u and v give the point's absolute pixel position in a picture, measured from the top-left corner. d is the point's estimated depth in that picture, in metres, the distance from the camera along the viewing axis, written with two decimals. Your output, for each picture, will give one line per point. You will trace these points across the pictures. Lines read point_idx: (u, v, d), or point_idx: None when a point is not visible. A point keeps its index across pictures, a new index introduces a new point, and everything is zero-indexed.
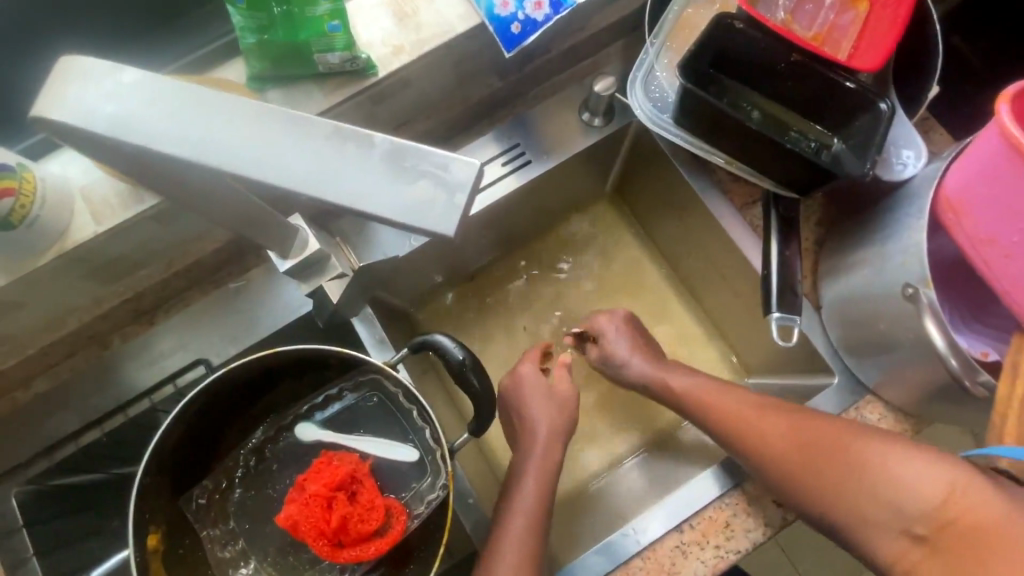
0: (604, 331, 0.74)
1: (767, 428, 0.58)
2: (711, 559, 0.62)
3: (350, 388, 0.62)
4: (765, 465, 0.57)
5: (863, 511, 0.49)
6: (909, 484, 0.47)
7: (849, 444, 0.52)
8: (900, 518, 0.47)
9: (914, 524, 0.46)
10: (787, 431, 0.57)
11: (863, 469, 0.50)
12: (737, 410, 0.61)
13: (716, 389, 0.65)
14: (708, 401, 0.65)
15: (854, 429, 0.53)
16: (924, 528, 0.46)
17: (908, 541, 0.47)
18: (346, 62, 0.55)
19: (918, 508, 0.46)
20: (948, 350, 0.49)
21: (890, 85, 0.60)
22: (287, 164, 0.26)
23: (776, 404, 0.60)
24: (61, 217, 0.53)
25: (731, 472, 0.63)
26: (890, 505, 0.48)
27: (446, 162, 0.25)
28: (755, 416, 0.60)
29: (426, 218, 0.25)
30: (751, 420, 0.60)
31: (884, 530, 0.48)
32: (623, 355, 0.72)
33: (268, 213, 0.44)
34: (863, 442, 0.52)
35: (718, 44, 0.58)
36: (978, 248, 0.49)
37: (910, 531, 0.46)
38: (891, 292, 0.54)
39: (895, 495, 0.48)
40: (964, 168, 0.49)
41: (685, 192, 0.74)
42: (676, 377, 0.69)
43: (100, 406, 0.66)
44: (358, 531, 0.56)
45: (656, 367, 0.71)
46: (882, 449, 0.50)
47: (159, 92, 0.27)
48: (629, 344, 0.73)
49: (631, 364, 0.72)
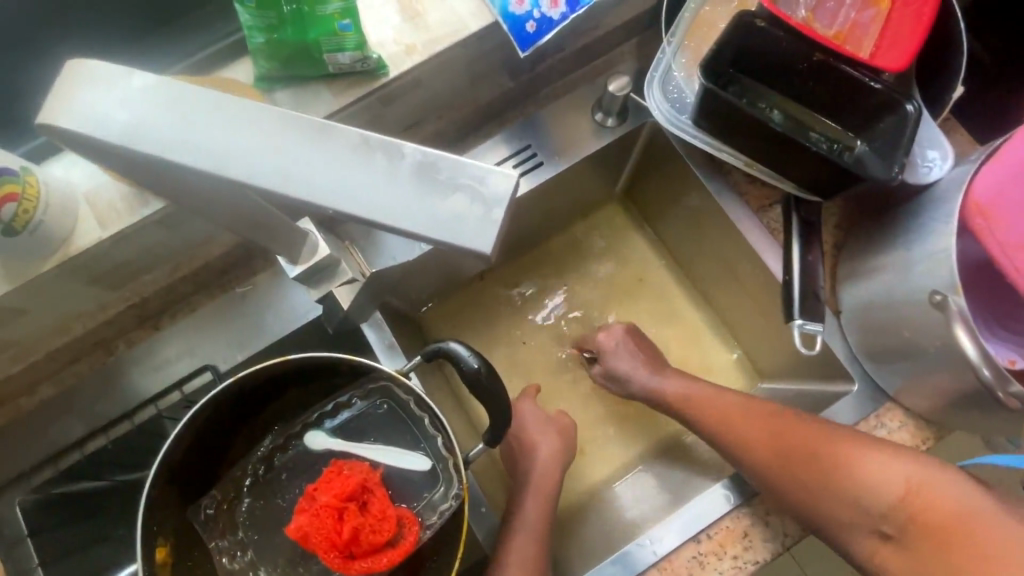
0: (604, 347, 0.74)
1: (760, 442, 0.59)
2: (729, 569, 0.60)
3: (359, 396, 0.60)
4: (754, 475, 0.59)
5: (838, 514, 0.54)
6: (875, 486, 0.52)
7: (820, 450, 0.56)
8: (868, 518, 0.52)
9: (882, 523, 0.52)
10: (770, 440, 0.59)
11: (836, 473, 0.54)
12: (730, 423, 0.63)
13: (711, 405, 0.66)
14: (704, 419, 0.66)
15: (825, 431, 0.57)
16: (891, 527, 0.51)
17: (877, 539, 0.52)
18: (357, 62, 0.53)
19: (883, 509, 0.52)
20: (980, 360, 0.47)
21: (914, 85, 0.59)
22: (312, 176, 0.24)
23: (778, 414, 0.61)
24: (65, 223, 0.51)
25: (738, 488, 0.62)
26: (860, 508, 0.53)
27: (483, 175, 0.24)
28: (753, 433, 0.60)
29: (462, 235, 0.24)
30: (742, 436, 0.61)
31: (856, 530, 0.53)
32: (624, 371, 0.72)
33: (276, 219, 0.42)
34: (834, 446, 0.55)
35: (739, 43, 0.57)
36: (1010, 254, 0.48)
37: (879, 530, 0.52)
38: (917, 299, 0.53)
39: (863, 497, 0.53)
40: (997, 171, 0.48)
41: (700, 193, 0.72)
42: (673, 388, 0.70)
43: (105, 413, 0.65)
44: (370, 543, 0.55)
45: (657, 379, 0.71)
46: (850, 453, 0.54)
47: (170, 97, 0.25)
48: (628, 360, 0.72)
49: (634, 378, 0.72)
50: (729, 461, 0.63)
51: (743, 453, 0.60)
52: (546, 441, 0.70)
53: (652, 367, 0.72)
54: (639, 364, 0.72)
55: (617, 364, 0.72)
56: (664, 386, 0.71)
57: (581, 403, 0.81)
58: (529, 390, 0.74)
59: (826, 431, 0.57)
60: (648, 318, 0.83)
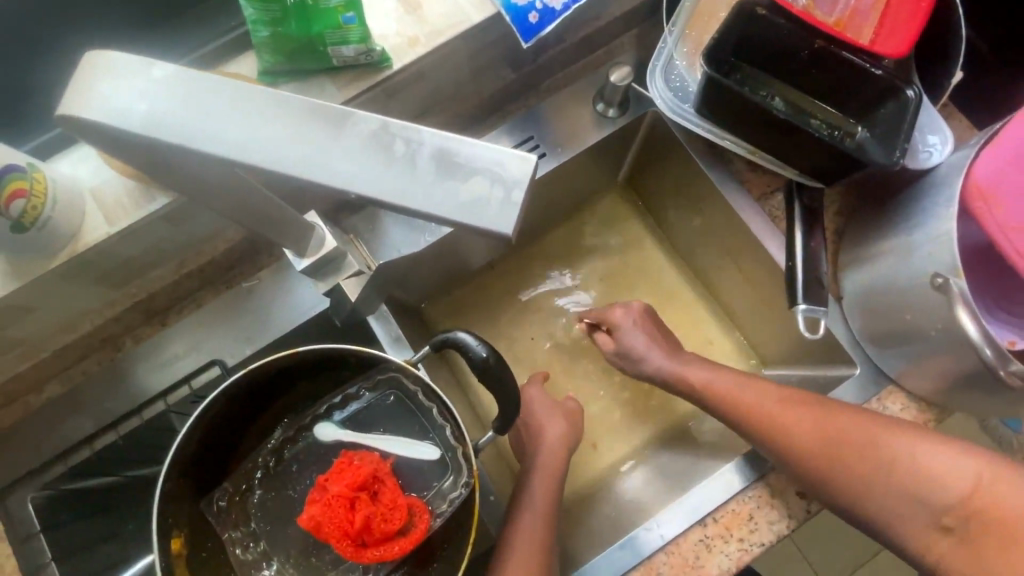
0: (620, 324, 0.74)
1: (793, 423, 0.58)
2: (735, 552, 0.61)
3: (367, 387, 0.61)
4: (790, 461, 0.58)
5: (894, 503, 0.51)
6: (937, 477, 0.49)
7: (871, 438, 0.54)
8: (928, 511, 0.49)
9: (943, 516, 0.49)
10: (812, 427, 0.57)
11: (890, 464, 0.52)
12: (762, 406, 0.61)
13: (723, 387, 0.66)
14: (729, 399, 0.65)
15: (878, 423, 0.55)
16: (953, 519, 0.48)
17: (937, 532, 0.49)
18: (361, 55, 0.53)
19: (946, 502, 0.49)
20: (981, 339, 0.48)
21: (914, 72, 0.59)
22: (332, 163, 0.25)
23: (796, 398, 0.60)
24: (73, 219, 0.51)
25: (756, 463, 0.63)
26: (918, 499, 0.50)
27: (501, 158, 0.24)
28: (766, 409, 0.61)
29: (482, 218, 0.24)
30: (767, 416, 0.60)
31: (914, 521, 0.50)
32: (640, 348, 0.72)
33: (283, 211, 0.44)
34: (890, 436, 0.53)
35: (740, 32, 0.57)
36: (1008, 236, 0.49)
37: (941, 523, 0.49)
38: (918, 282, 0.54)
39: (923, 489, 0.50)
40: (996, 156, 0.50)
41: (701, 181, 0.73)
42: (691, 372, 0.69)
43: (114, 409, 0.65)
44: (382, 531, 0.56)
45: (674, 363, 0.71)
46: (907, 444, 0.52)
47: (189, 86, 0.25)
48: (645, 338, 0.72)
49: (648, 357, 0.72)
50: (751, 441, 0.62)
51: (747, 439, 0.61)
52: (553, 424, 0.71)
53: (667, 350, 0.72)
54: (655, 346, 0.72)
55: (631, 341, 0.73)
56: (683, 369, 0.70)
57: (586, 392, 0.82)
58: (535, 377, 0.76)
59: (881, 423, 0.55)
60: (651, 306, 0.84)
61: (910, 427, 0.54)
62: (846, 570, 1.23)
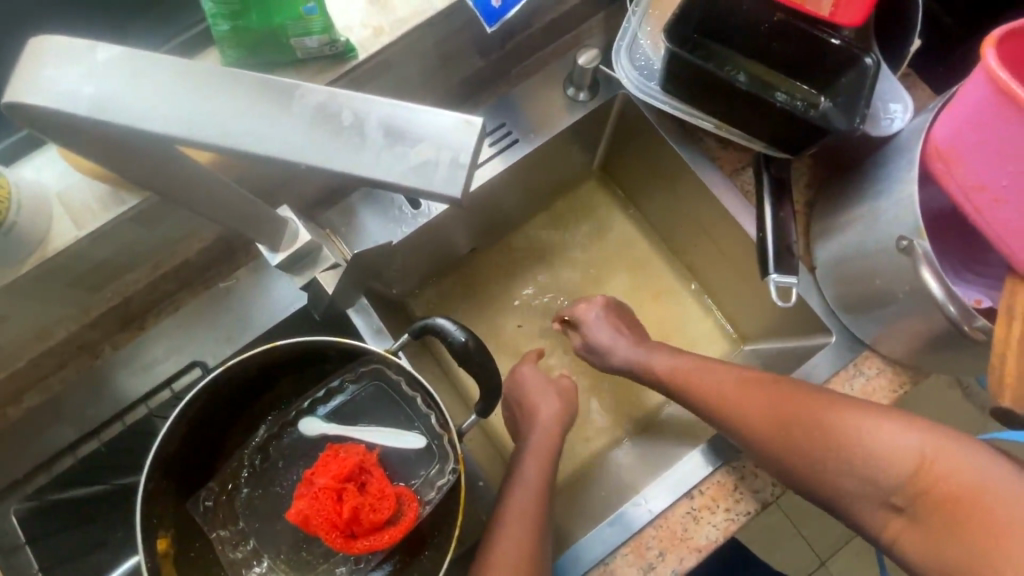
0: (585, 320, 0.75)
1: (755, 414, 0.59)
2: (722, 522, 0.62)
3: (351, 379, 0.61)
4: (752, 448, 0.59)
5: (849, 487, 0.51)
6: (885, 459, 0.49)
7: (828, 418, 0.54)
8: (880, 491, 0.49)
9: (893, 496, 0.48)
10: (769, 410, 0.58)
11: (843, 442, 0.52)
12: (723, 391, 0.62)
13: (702, 376, 0.65)
14: (698, 388, 0.64)
15: (837, 402, 0.54)
16: (902, 499, 0.48)
17: (889, 511, 0.49)
18: (325, 46, 0.53)
19: (896, 482, 0.48)
20: (945, 298, 0.49)
21: (874, 41, 0.60)
22: (281, 134, 0.25)
23: (757, 377, 0.61)
24: (40, 224, 0.50)
25: (722, 447, 0.64)
26: (870, 481, 0.50)
27: (450, 123, 0.25)
28: (738, 397, 0.61)
29: (431, 181, 0.25)
30: (733, 401, 0.61)
31: (868, 503, 0.50)
32: (608, 346, 0.73)
33: (255, 205, 0.44)
34: (840, 413, 0.53)
35: (700, 8, 0.58)
36: (969, 195, 0.49)
37: (891, 503, 0.49)
38: (885, 246, 0.55)
39: (873, 468, 0.50)
40: (954, 115, 0.48)
41: (674, 161, 0.73)
42: (659, 361, 0.70)
43: (95, 416, 0.64)
44: (370, 521, 0.56)
45: (641, 351, 0.72)
46: (858, 421, 0.52)
47: (135, 68, 0.26)
48: (611, 333, 0.73)
49: (615, 354, 0.73)
50: (714, 426, 0.63)
51: (714, 418, 0.62)
52: (544, 406, 0.71)
53: (634, 340, 0.73)
54: (622, 337, 0.73)
55: (597, 335, 0.74)
56: (649, 359, 0.71)
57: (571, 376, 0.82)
58: (529, 357, 0.77)
59: (838, 401, 0.54)
60: (632, 290, 0.85)
61: (867, 403, 0.53)
62: (839, 547, 1.25)
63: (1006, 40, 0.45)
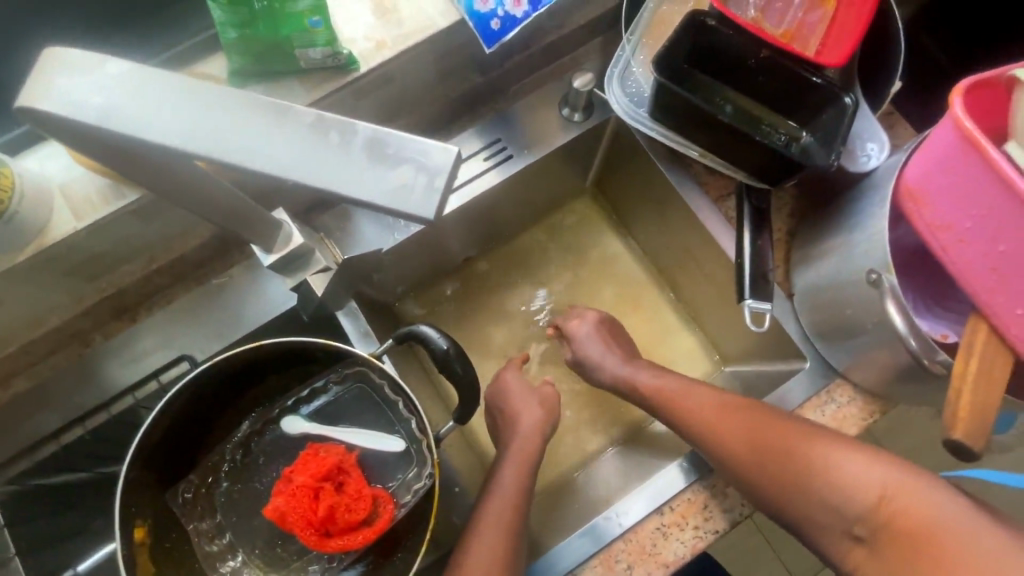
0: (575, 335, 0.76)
1: (726, 435, 0.59)
2: (691, 539, 0.64)
3: (335, 380, 0.62)
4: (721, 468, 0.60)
5: (815, 516, 0.53)
6: (849, 488, 0.51)
7: (798, 447, 0.55)
8: (843, 519, 0.51)
9: (855, 525, 0.51)
10: (740, 432, 0.59)
11: (813, 472, 0.54)
12: (701, 412, 0.62)
13: (679, 394, 0.66)
14: (672, 408, 0.65)
15: (807, 429, 0.56)
16: (863, 530, 0.50)
17: (850, 541, 0.51)
18: (328, 58, 0.55)
19: (857, 511, 0.51)
20: (908, 332, 0.51)
21: (857, 82, 0.63)
22: (272, 150, 0.27)
23: (736, 402, 0.62)
24: (40, 214, 0.52)
25: (693, 466, 0.65)
26: (835, 509, 0.52)
27: (427, 149, 0.27)
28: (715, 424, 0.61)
29: (408, 201, 0.27)
30: (708, 420, 0.61)
31: (831, 532, 0.52)
32: (595, 361, 0.74)
33: (249, 206, 0.45)
34: (810, 443, 0.55)
35: (692, 40, 0.61)
36: (936, 234, 0.50)
37: (852, 532, 0.51)
38: (857, 278, 0.57)
39: (838, 498, 0.52)
40: (925, 157, 0.50)
41: (663, 185, 0.76)
42: (643, 378, 0.70)
43: (81, 404, 0.65)
44: (345, 521, 0.57)
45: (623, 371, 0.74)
46: (827, 452, 0.54)
47: (142, 82, 0.28)
48: (598, 348, 0.74)
49: (596, 370, 0.74)
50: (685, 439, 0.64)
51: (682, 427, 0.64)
52: (524, 414, 0.72)
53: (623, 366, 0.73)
54: (607, 354, 0.73)
55: (586, 350, 0.74)
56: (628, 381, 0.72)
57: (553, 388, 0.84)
58: (513, 363, 0.78)
59: (810, 432, 0.56)
60: (618, 307, 0.86)
61: (835, 433, 0.55)
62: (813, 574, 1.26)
63: (974, 91, 0.48)
